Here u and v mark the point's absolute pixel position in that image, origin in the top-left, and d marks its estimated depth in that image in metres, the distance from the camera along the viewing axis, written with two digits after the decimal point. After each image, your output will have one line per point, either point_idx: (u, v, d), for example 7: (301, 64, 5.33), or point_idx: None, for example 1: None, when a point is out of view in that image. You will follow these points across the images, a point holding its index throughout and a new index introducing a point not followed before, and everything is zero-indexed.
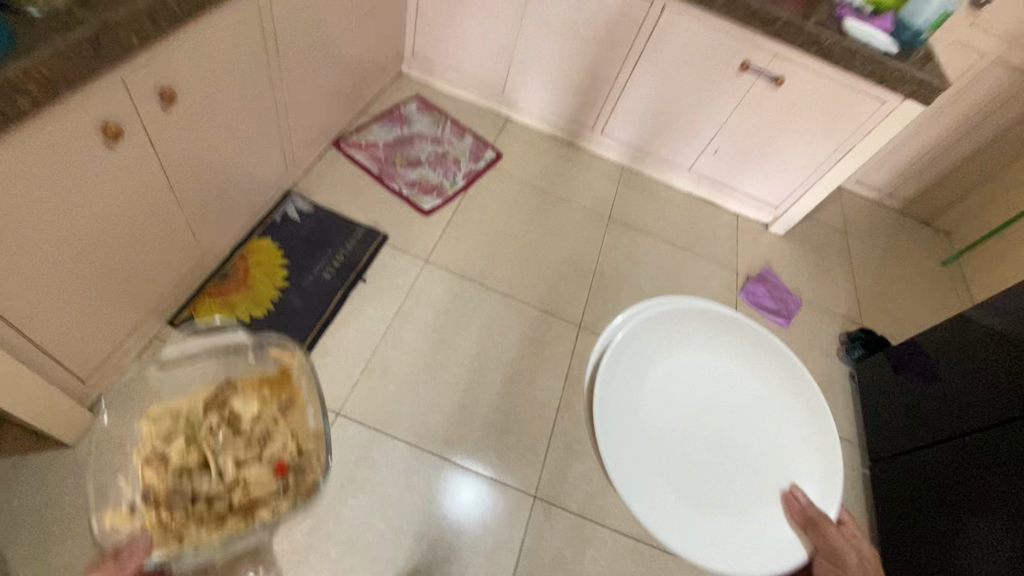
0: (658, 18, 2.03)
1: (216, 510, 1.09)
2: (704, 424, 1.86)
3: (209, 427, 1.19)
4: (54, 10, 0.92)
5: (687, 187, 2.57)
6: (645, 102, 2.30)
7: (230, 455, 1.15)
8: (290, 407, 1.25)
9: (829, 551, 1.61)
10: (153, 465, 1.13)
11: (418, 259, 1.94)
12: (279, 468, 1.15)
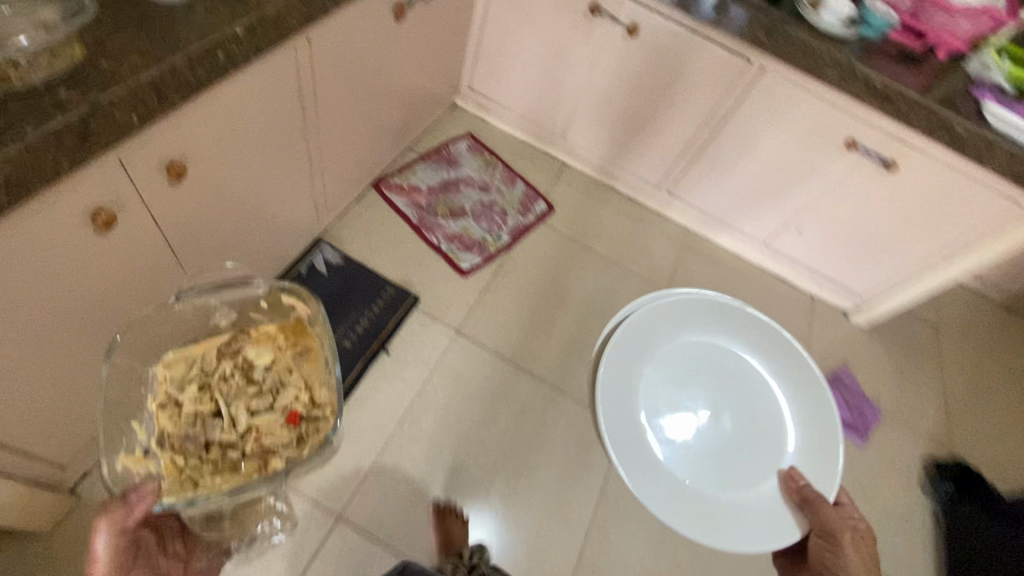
0: (754, 81, 1.74)
1: (226, 455, 1.01)
2: (701, 405, 1.72)
3: (223, 374, 1.10)
4: (33, 89, 0.75)
5: (759, 260, 2.28)
6: (723, 167, 2.02)
7: (242, 404, 1.05)
8: (307, 355, 1.14)
9: (824, 530, 1.33)
10: (166, 411, 1.05)
11: (448, 329, 1.75)
12: (291, 416, 1.05)
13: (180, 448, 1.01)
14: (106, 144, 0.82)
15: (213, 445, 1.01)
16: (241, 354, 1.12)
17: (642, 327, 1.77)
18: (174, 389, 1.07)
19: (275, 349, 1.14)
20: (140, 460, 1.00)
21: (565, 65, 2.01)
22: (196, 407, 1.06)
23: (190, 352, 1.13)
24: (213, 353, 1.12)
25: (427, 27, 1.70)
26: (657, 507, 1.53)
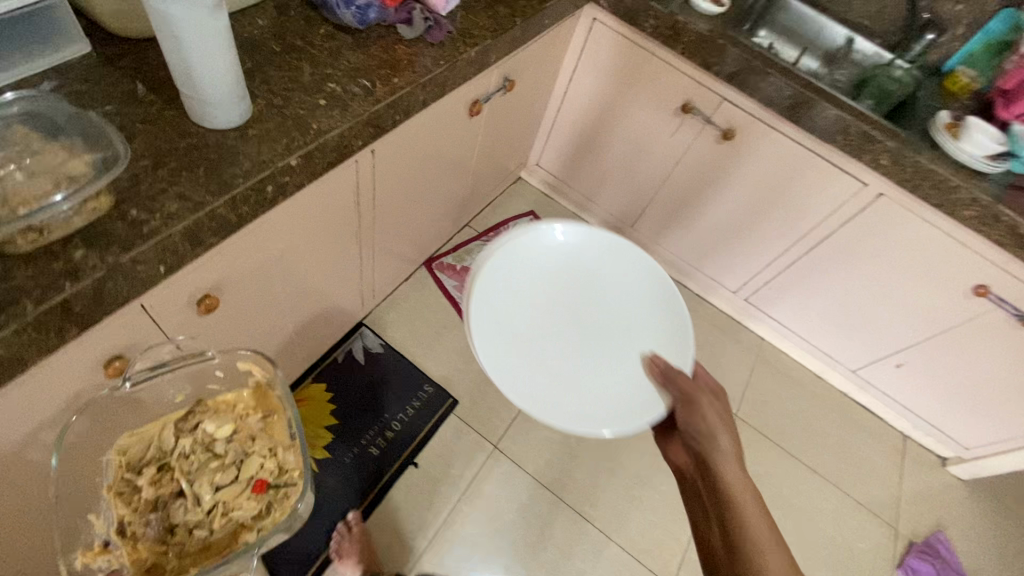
0: (866, 205, 1.51)
1: (198, 535, 0.84)
2: (588, 328, 1.13)
3: (183, 450, 0.89)
4: (49, 249, 0.65)
5: (843, 387, 2.00)
6: (814, 286, 1.78)
7: (208, 478, 0.87)
8: (271, 424, 0.94)
9: (694, 431, 0.93)
10: (124, 497, 0.84)
11: (485, 442, 1.58)
12: (260, 484, 0.88)
13: (143, 538, 0.82)
14: (123, 300, 0.71)
15: (175, 529, 0.83)
16: (197, 428, 0.91)
17: (514, 249, 1.13)
18: (131, 471, 0.86)
19: (235, 418, 0.94)
20: (101, 555, 0.81)
21: (646, 157, 1.83)
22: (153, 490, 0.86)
23: (143, 430, 0.90)
24: (170, 430, 0.90)
25: (503, 114, 1.57)
26: (569, 388, 1.05)
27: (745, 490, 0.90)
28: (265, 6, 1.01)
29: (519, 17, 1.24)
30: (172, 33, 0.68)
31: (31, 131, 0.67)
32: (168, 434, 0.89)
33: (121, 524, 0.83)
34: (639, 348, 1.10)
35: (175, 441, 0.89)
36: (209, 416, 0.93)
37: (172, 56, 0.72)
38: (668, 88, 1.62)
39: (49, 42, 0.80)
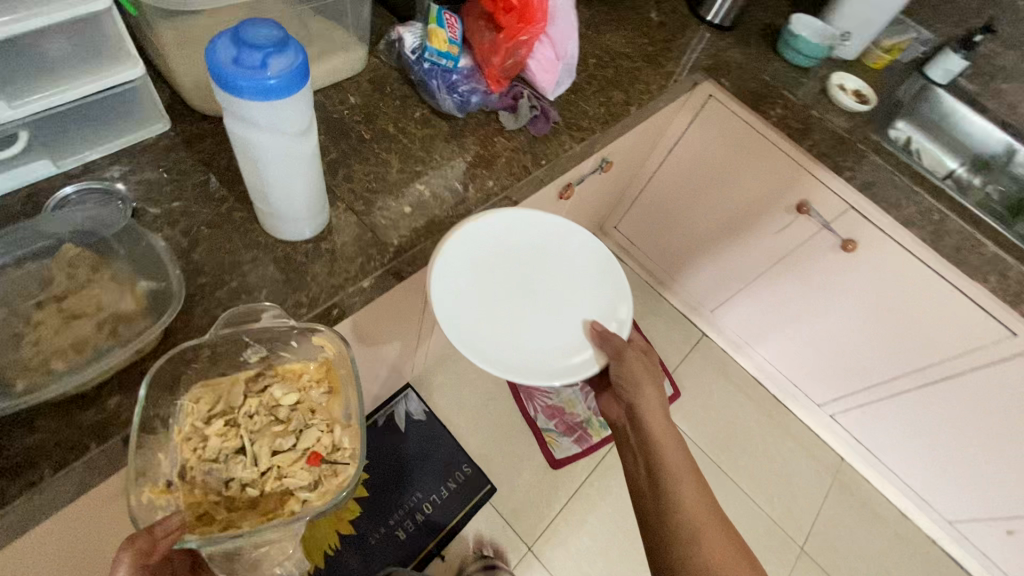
0: (1010, 356, 1.26)
1: (250, 495, 0.65)
2: (528, 282, 0.85)
3: (247, 411, 0.68)
4: (89, 399, 0.56)
5: (931, 530, 1.74)
6: (920, 421, 1.53)
7: (268, 440, 0.67)
8: (334, 400, 0.73)
9: (627, 382, 0.86)
10: (194, 442, 0.65)
11: (518, 539, 1.45)
12: (313, 458, 0.68)
13: (204, 484, 0.64)
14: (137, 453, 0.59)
15: (225, 481, 0.65)
16: (255, 394, 0.69)
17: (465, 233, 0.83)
18: (204, 420, 0.67)
19: (295, 389, 0.72)
20: (167, 494, 0.62)
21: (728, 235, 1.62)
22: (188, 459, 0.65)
23: (217, 380, 0.69)
24: (237, 386, 0.69)
25: (595, 188, 1.42)
26: (499, 351, 0.78)
27: (665, 430, 0.87)
28: (358, 80, 0.91)
29: (633, 103, 1.09)
30: (253, 153, 0.58)
31: (86, 252, 0.57)
32: (236, 391, 0.69)
33: (184, 467, 0.64)
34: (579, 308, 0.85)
35: (241, 399, 0.68)
36: (274, 380, 0.71)
37: (248, 174, 0.62)
38: (779, 178, 1.41)
39: (128, 120, 0.72)
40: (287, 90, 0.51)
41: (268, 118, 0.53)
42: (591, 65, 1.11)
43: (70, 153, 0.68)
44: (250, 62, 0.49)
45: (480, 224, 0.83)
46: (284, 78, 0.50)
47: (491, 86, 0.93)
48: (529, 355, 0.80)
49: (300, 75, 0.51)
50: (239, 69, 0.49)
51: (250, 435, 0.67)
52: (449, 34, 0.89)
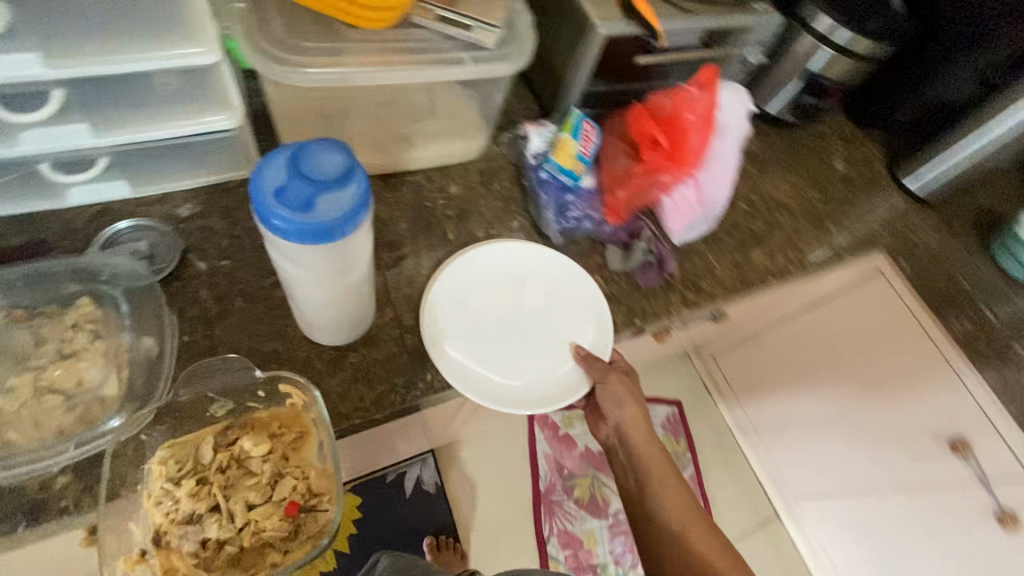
0: None
1: (230, 555, 0.52)
2: (522, 313, 0.71)
3: (218, 468, 0.53)
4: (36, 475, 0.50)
5: None
6: None
7: (245, 498, 0.52)
8: (312, 440, 0.56)
9: (613, 401, 0.71)
10: (163, 507, 0.51)
11: None
12: (291, 507, 0.53)
13: (180, 548, 0.51)
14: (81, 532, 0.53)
15: (198, 547, 0.51)
16: (218, 445, 0.53)
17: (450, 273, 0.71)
18: (172, 482, 0.52)
19: (262, 435, 0.55)
20: (142, 563, 0.50)
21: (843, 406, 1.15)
22: (155, 522, 0.51)
23: (186, 435, 0.54)
24: (204, 440, 0.53)
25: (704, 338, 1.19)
26: (481, 384, 0.66)
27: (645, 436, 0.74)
28: (468, 166, 0.81)
29: (774, 273, 0.89)
30: (291, 273, 0.50)
31: (98, 314, 0.53)
32: (203, 447, 0.53)
33: (157, 533, 0.51)
34: (571, 323, 0.71)
35: (211, 454, 0.53)
36: (244, 429, 0.55)
37: (284, 283, 0.54)
38: (916, 377, 1.00)
39: (214, 160, 0.68)
40: (332, 237, 0.42)
41: (308, 253, 0.45)
42: (740, 212, 0.92)
43: (146, 182, 0.65)
44: (297, 198, 0.41)
45: (468, 250, 0.72)
46: (330, 224, 0.41)
47: (609, 218, 0.78)
48: (515, 388, 0.67)
49: (353, 221, 0.42)
50: (282, 204, 0.41)
51: (223, 492, 0.52)
52: (580, 148, 0.77)
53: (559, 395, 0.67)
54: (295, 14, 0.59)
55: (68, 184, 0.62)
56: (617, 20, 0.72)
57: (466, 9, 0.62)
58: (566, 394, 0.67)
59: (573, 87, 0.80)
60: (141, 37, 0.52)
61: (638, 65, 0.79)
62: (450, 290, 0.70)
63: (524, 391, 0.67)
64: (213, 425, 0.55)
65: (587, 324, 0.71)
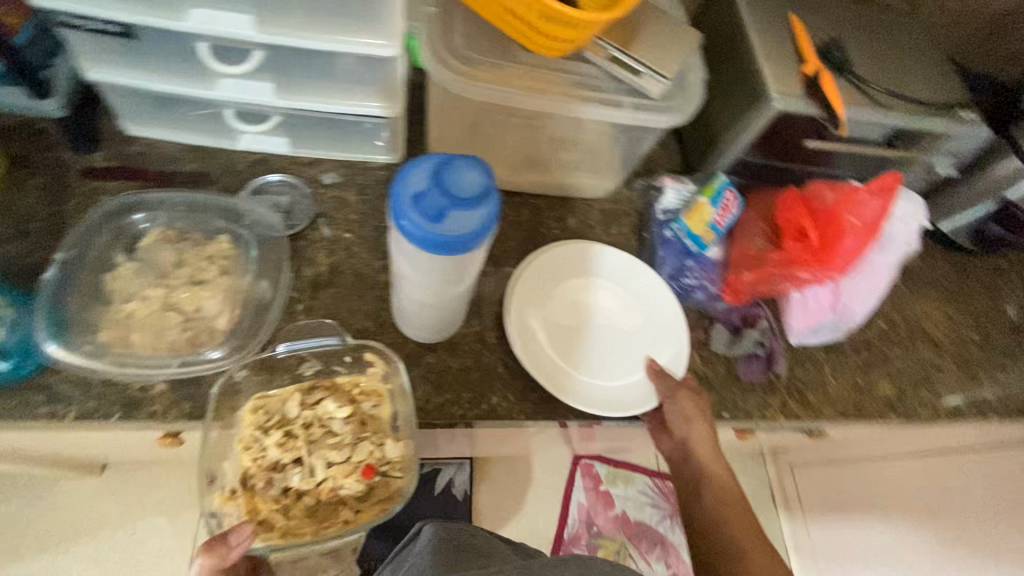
0: None
1: (307, 506, 0.55)
2: (604, 316, 0.70)
3: (303, 424, 0.56)
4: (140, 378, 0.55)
5: None
6: None
7: (324, 455, 0.55)
8: (389, 409, 0.58)
9: (682, 419, 0.65)
10: (252, 452, 0.55)
11: None
12: (367, 471, 0.56)
13: (263, 493, 0.54)
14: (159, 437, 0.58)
15: (280, 494, 0.55)
16: (299, 399, 0.57)
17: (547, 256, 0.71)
18: (261, 430, 0.56)
19: (342, 396, 0.58)
20: (231, 501, 0.54)
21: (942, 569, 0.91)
22: (243, 463, 0.55)
23: (276, 389, 0.58)
24: (292, 395, 0.57)
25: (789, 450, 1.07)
26: (557, 375, 0.65)
27: (716, 468, 0.65)
28: (593, 203, 0.80)
29: (897, 409, 0.78)
30: (402, 268, 0.51)
31: (233, 251, 0.59)
32: (291, 402, 0.56)
33: (243, 475, 0.55)
34: (649, 339, 0.69)
35: (297, 410, 0.56)
36: (327, 391, 0.58)
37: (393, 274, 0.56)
38: None
39: (366, 141, 0.73)
40: (451, 251, 0.42)
41: (425, 257, 0.46)
42: (874, 330, 0.82)
43: (305, 145, 0.72)
44: (431, 207, 0.42)
45: (568, 243, 0.72)
46: (454, 239, 0.42)
47: (725, 295, 0.73)
48: (580, 382, 0.65)
49: (479, 238, 0.43)
50: (417, 209, 0.42)
51: (306, 446, 0.55)
52: (715, 216, 0.72)
53: (620, 402, 0.65)
54: (477, 27, 0.61)
55: (241, 132, 0.69)
56: (796, 96, 0.67)
57: (640, 54, 0.61)
58: (627, 403, 0.65)
59: (726, 153, 0.76)
60: (348, 23, 0.56)
61: (805, 148, 0.74)
62: (536, 271, 0.70)
63: (599, 390, 0.66)
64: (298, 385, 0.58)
65: (666, 343, 0.69)
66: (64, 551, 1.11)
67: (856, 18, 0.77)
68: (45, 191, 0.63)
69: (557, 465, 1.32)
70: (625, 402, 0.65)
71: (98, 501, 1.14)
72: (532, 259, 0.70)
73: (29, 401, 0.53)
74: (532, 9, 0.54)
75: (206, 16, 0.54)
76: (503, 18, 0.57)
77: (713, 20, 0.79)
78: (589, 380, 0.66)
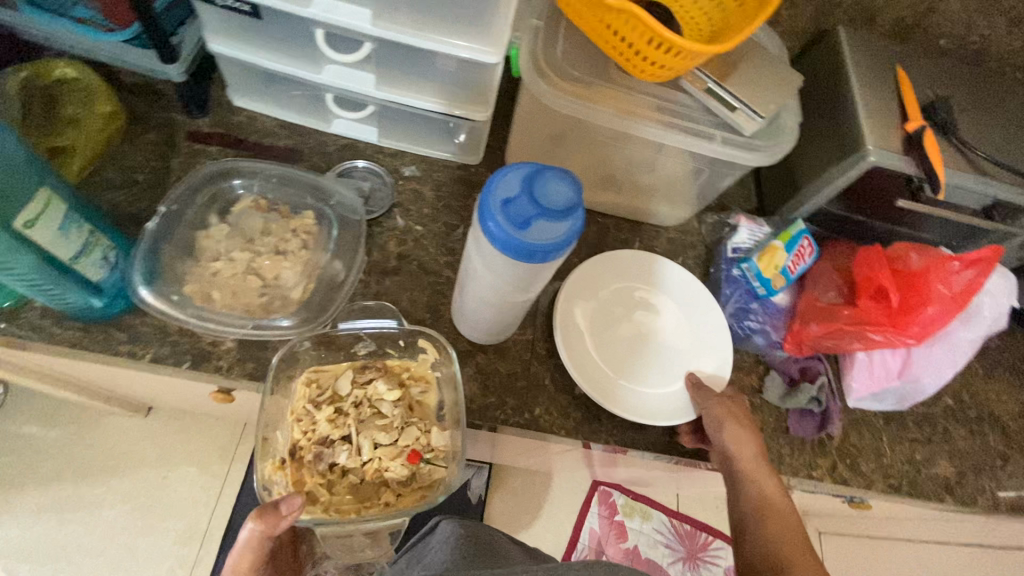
0: None
1: (350, 485, 0.55)
2: (651, 326, 0.69)
3: (353, 402, 0.57)
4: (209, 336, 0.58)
5: None
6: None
7: (371, 434, 0.56)
8: (435, 396, 0.60)
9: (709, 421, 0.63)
10: (303, 424, 0.56)
11: None
12: (413, 456, 0.56)
13: (309, 466, 0.55)
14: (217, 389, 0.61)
15: (326, 469, 0.55)
16: (350, 373, 0.58)
17: (609, 258, 0.71)
18: (313, 403, 0.57)
19: (392, 377, 0.59)
20: (280, 471, 0.55)
21: None
22: (293, 433, 0.56)
23: (329, 364, 0.59)
24: (344, 372, 0.58)
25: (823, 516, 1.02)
26: (597, 376, 0.65)
27: (758, 475, 0.60)
28: (660, 231, 0.80)
29: (955, 493, 0.73)
30: (474, 266, 0.53)
31: (313, 228, 0.62)
32: (343, 379, 0.58)
33: (293, 446, 0.56)
34: (692, 358, 0.68)
35: (348, 387, 0.58)
36: (379, 372, 0.59)
37: (462, 270, 0.58)
38: None
39: (449, 140, 0.75)
40: (529, 258, 0.43)
41: (500, 260, 0.47)
42: (941, 406, 0.77)
43: (392, 136, 0.74)
44: (518, 213, 0.43)
45: (631, 252, 0.72)
46: (534, 248, 0.42)
47: (786, 344, 0.71)
48: (615, 384, 0.65)
49: (560, 250, 0.43)
50: (504, 212, 0.43)
51: (355, 424, 0.56)
52: (789, 261, 0.70)
53: (651, 410, 0.64)
54: (578, 45, 0.62)
55: (337, 116, 0.72)
56: (893, 152, 0.65)
57: (738, 89, 0.60)
58: (659, 413, 0.64)
59: (806, 200, 0.74)
60: (445, 23, 0.58)
61: (893, 206, 0.70)
62: (595, 271, 0.70)
63: (636, 396, 0.65)
64: (350, 362, 0.60)
65: (709, 365, 0.67)
66: (101, 483, 1.18)
67: (967, 80, 0.74)
68: (154, 147, 0.68)
69: (575, 486, 1.31)
70: (656, 412, 0.64)
71: (138, 442, 1.21)
72: (595, 260, 0.70)
73: (112, 339, 0.57)
74: (632, 31, 0.54)
75: (328, 5, 0.57)
76: (604, 37, 0.58)
77: (812, 66, 0.78)
78: (626, 385, 0.65)
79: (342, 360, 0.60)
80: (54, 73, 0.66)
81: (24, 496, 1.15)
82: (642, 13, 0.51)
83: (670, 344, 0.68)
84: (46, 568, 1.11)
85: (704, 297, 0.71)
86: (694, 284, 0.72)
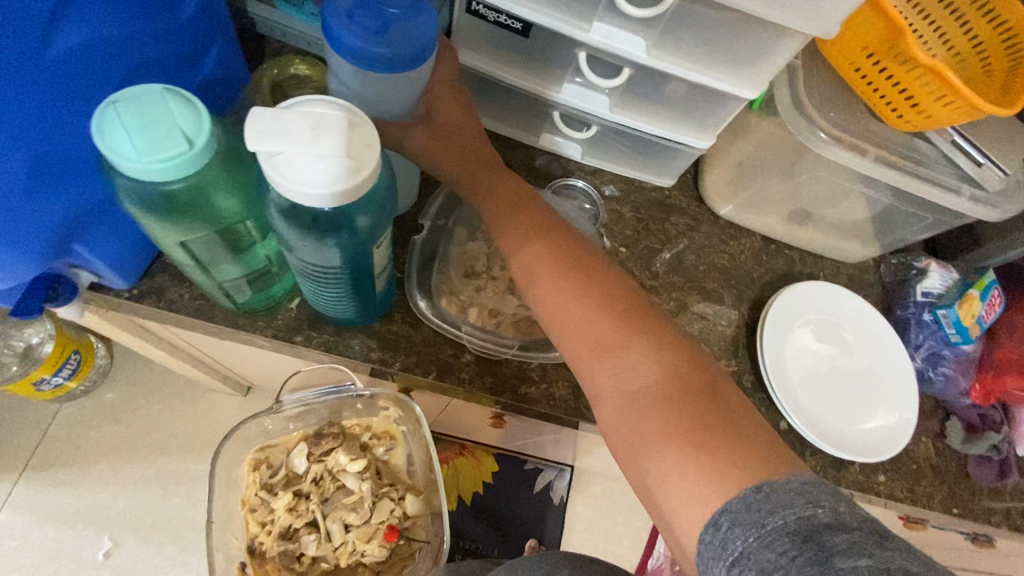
0: None
1: (324, 568, 0.76)
2: (847, 360, 0.71)
3: (316, 480, 0.77)
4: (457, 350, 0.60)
5: None
6: None
7: (340, 515, 0.77)
8: (395, 457, 0.81)
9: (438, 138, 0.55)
10: (261, 512, 0.76)
11: None
12: (389, 532, 0.77)
13: (274, 559, 0.75)
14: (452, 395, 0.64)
15: (301, 556, 0.76)
16: (314, 450, 0.78)
17: (804, 292, 0.72)
18: (267, 488, 0.77)
19: (354, 447, 0.79)
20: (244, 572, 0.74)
21: None
22: (256, 525, 0.76)
23: (276, 443, 0.80)
24: (300, 454, 0.78)
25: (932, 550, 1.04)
26: (807, 410, 0.67)
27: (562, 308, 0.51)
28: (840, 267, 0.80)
29: None
30: None
31: None
32: (300, 459, 0.77)
33: (257, 544, 0.75)
34: (881, 396, 0.70)
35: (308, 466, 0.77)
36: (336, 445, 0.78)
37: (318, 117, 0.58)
38: None
39: (650, 163, 0.75)
40: (393, 69, 0.43)
41: (359, 80, 0.46)
42: None
43: (596, 155, 0.75)
44: (367, 24, 0.42)
45: (820, 284, 0.73)
46: (399, 54, 0.42)
47: (973, 393, 0.73)
48: (824, 417, 0.68)
49: (422, 56, 0.44)
50: (350, 26, 0.42)
51: (322, 511, 0.76)
52: (983, 311, 0.72)
53: (856, 443, 0.67)
54: (828, 88, 0.63)
55: (549, 132, 0.73)
56: None
57: (984, 145, 0.61)
58: (862, 444, 0.67)
59: (1004, 253, 0.74)
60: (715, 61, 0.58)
61: None
62: (796, 303, 0.72)
63: (839, 429, 0.67)
64: (300, 438, 0.79)
65: (896, 406, 0.69)
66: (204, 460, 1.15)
67: None
68: None
69: None
70: (858, 445, 0.67)
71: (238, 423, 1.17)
72: (797, 294, 0.72)
73: (360, 343, 0.59)
74: (916, 79, 0.55)
75: (606, 32, 0.56)
76: (872, 81, 0.59)
77: None
78: (829, 419, 0.68)
79: (291, 438, 0.80)
80: (290, 71, 0.58)
81: (127, 465, 1.12)
82: (950, 73, 0.52)
83: (864, 379, 0.70)
84: (150, 538, 1.08)
85: (888, 341, 0.72)
86: (877, 327, 0.72)
